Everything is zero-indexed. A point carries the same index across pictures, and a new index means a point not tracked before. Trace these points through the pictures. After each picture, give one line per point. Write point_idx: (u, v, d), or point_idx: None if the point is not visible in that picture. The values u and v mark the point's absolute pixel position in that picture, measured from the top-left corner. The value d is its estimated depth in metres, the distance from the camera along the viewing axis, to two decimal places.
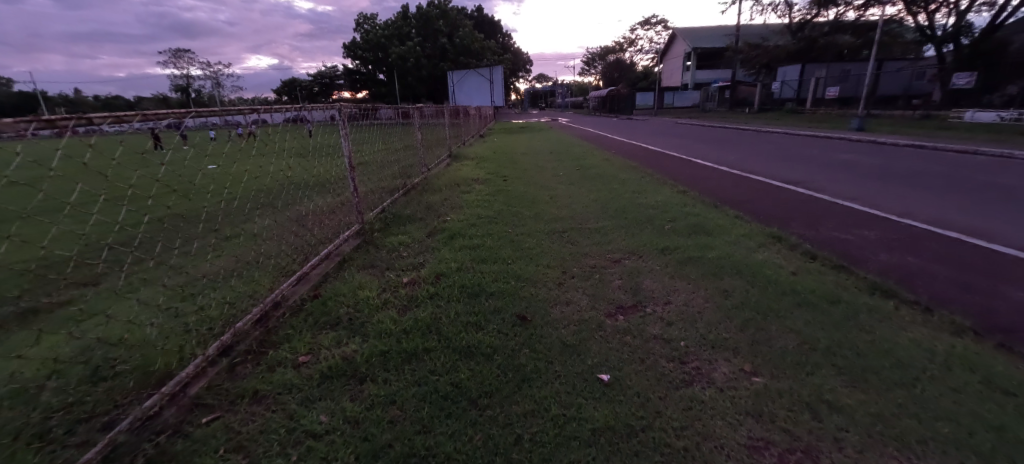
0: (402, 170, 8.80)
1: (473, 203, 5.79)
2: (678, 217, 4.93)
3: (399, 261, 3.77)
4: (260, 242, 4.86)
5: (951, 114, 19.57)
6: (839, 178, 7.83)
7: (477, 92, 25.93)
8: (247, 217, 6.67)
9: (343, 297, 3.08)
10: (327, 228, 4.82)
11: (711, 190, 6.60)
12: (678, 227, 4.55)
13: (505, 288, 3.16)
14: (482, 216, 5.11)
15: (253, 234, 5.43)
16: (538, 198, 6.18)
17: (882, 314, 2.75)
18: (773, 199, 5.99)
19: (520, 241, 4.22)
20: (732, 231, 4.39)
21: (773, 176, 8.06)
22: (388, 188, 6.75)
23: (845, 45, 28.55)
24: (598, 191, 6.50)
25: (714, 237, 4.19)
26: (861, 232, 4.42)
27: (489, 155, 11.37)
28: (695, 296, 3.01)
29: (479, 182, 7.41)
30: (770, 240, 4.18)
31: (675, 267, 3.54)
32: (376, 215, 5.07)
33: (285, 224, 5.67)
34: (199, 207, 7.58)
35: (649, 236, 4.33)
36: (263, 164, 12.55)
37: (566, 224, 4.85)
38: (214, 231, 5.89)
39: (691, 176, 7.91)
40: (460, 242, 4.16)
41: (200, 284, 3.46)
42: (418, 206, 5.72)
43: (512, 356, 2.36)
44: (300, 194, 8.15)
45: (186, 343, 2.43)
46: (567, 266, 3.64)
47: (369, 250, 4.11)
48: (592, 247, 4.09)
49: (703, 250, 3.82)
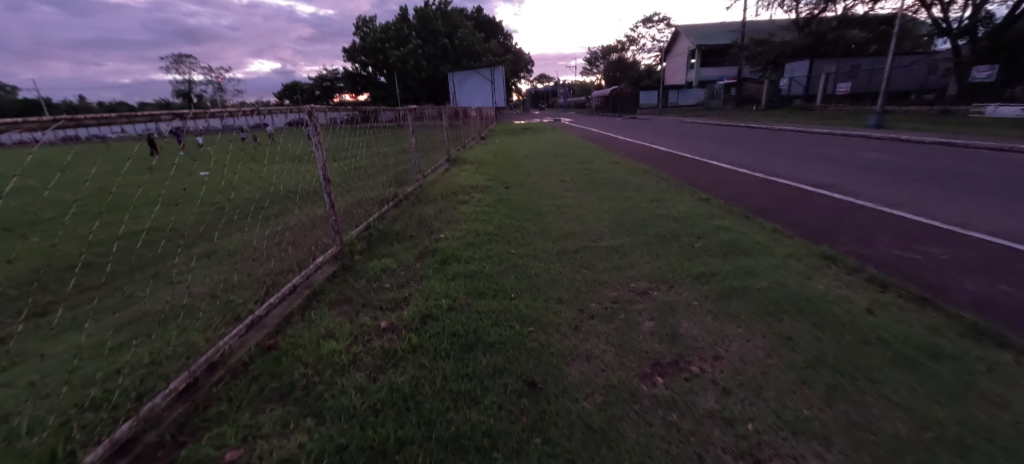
0: (396, 177, 8.19)
1: (471, 216, 5.15)
2: (708, 232, 4.24)
3: (378, 297, 3.11)
4: (228, 264, 4.25)
5: (972, 109, 18.74)
6: (873, 180, 7.13)
7: (477, 93, 25.33)
8: (225, 231, 6.08)
9: (302, 351, 2.42)
10: (303, 249, 4.19)
11: (738, 197, 5.91)
12: (711, 246, 3.86)
13: (508, 336, 2.49)
14: (480, 232, 4.47)
15: (225, 253, 4.83)
16: (544, 208, 5.54)
17: (1010, 375, 2.06)
18: (810, 207, 5.31)
19: (525, 266, 3.55)
20: (775, 250, 3.73)
21: (799, 179, 7.37)
22: (377, 199, 6.12)
23: (855, 40, 27.70)
24: (611, 200, 5.83)
25: (757, 260, 3.50)
26: (927, 250, 3.74)
27: (490, 159, 10.76)
28: (752, 348, 2.34)
29: (479, 191, 6.76)
30: (823, 264, 3.48)
31: (717, 302, 2.86)
32: (359, 233, 4.43)
33: (262, 241, 5.06)
34: (179, 219, 7.02)
35: (677, 258, 3.65)
36: (256, 170, 11.97)
37: (578, 242, 4.19)
38: (187, 249, 5.30)
39: (711, 180, 7.23)
40: (454, 269, 3.51)
41: (135, 329, 2.84)
42: (408, 221, 5.07)
43: (518, 451, 1.70)
44: (287, 205, 7.55)
45: (72, 437, 1.79)
46: (585, 301, 2.96)
47: (346, 280, 3.46)
48: (612, 273, 3.43)
49: (748, 278, 3.15)
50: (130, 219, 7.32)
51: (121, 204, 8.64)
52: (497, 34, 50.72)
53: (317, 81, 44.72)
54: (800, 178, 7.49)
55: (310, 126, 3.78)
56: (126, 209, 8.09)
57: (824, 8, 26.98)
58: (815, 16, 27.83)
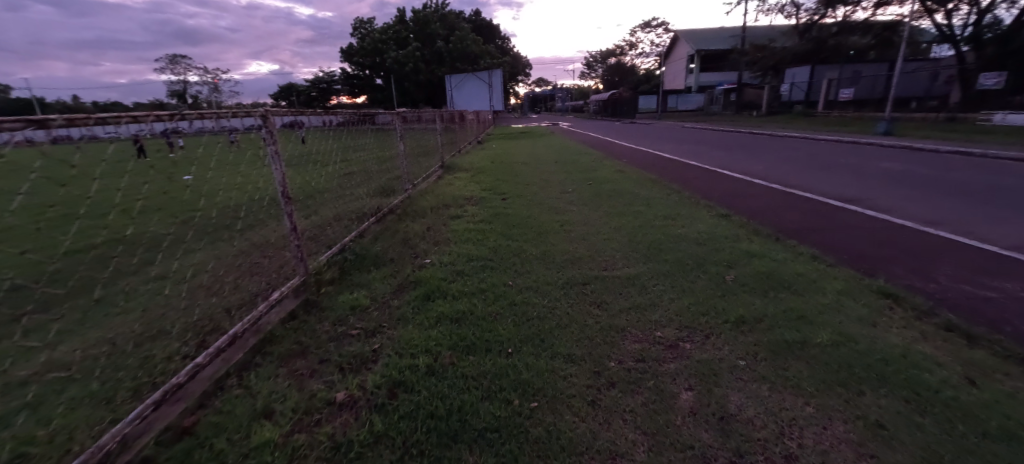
0: (383, 185, 7.59)
1: (462, 235, 4.55)
2: (737, 259, 3.64)
3: (341, 351, 2.48)
4: (178, 291, 3.63)
5: (980, 116, 18.32)
6: (901, 194, 6.57)
7: (475, 97, 24.80)
8: (193, 244, 5.48)
9: (223, 441, 1.78)
10: (266, 277, 3.57)
11: (760, 213, 5.34)
12: (745, 278, 3.25)
13: (502, 419, 1.86)
14: (471, 257, 3.87)
15: (181, 274, 4.21)
16: (543, 224, 4.94)
17: None
18: (844, 226, 4.72)
19: (525, 306, 2.93)
20: (824, 285, 3.14)
21: (821, 192, 6.80)
22: (360, 212, 5.52)
23: (857, 46, 27.38)
24: (619, 216, 5.24)
25: (805, 299, 2.90)
26: (1001, 285, 3.16)
27: (487, 166, 10.17)
28: (836, 444, 1.72)
29: (473, 203, 6.15)
30: (885, 304, 2.89)
31: (771, 363, 2.24)
32: (332, 257, 3.81)
33: (225, 260, 4.45)
34: (146, 230, 6.42)
35: (706, 294, 3.04)
36: (242, 176, 11.41)
37: (585, 271, 3.58)
38: (145, 266, 4.70)
39: (726, 192, 6.66)
40: (438, 309, 2.88)
41: (23, 394, 2.21)
42: (391, 241, 4.45)
43: None
44: (267, 214, 6.96)
45: None
46: (602, 359, 2.34)
47: (307, 322, 2.83)
48: (632, 316, 2.82)
49: (801, 326, 2.54)
50: (97, 229, 6.74)
51: (93, 212, 8.07)
52: (496, 38, 50.36)
53: (314, 83, 44.17)
54: (821, 190, 6.93)
55: (265, 131, 3.06)
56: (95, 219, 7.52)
57: (825, 13, 26.69)
58: (816, 22, 27.55)
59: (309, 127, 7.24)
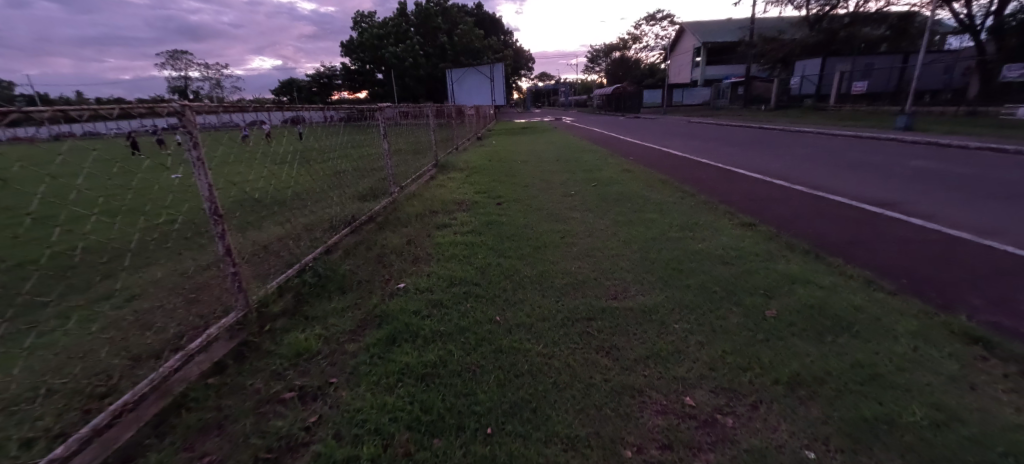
0: (371, 186, 7.01)
1: (447, 250, 3.94)
2: (775, 286, 3.00)
3: (265, 426, 1.86)
4: (106, 318, 3.06)
5: (1003, 109, 17.47)
6: (940, 197, 5.91)
7: (477, 91, 24.17)
8: (155, 251, 4.94)
9: None
10: (206, 306, 2.97)
11: (789, 221, 4.68)
12: (790, 313, 2.61)
13: None
14: (453, 279, 3.25)
15: (125, 289, 3.66)
16: (541, 235, 4.34)
17: None
18: (889, 238, 4.06)
19: (515, 354, 2.31)
20: (891, 326, 2.50)
21: (849, 195, 6.14)
22: (339, 219, 4.94)
23: (870, 37, 26.46)
24: (628, 224, 4.61)
25: (871, 349, 2.27)
26: None
27: (484, 164, 9.58)
28: None
29: (465, 210, 5.52)
30: (977, 354, 2.25)
31: (850, 459, 1.61)
32: (286, 281, 3.19)
33: (179, 275, 3.90)
34: (116, 234, 5.93)
35: (743, 336, 2.41)
36: (232, 175, 10.92)
37: (590, 300, 2.94)
38: (95, 277, 4.15)
39: (746, 195, 6.01)
40: (403, 360, 2.25)
41: None
42: (364, 257, 3.85)
43: None
44: (244, 214, 6.41)
45: None
46: (614, 444, 1.71)
47: (235, 377, 2.22)
48: (651, 370, 2.19)
49: (879, 397, 1.91)
50: (63, 231, 6.23)
51: (67, 214, 7.58)
52: (498, 33, 49.62)
53: (313, 78, 43.51)
54: (851, 193, 6.26)
55: (185, 130, 2.33)
56: (69, 220, 7.02)
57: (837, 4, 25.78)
58: (826, 13, 26.72)
59: (311, 123, 6.92)
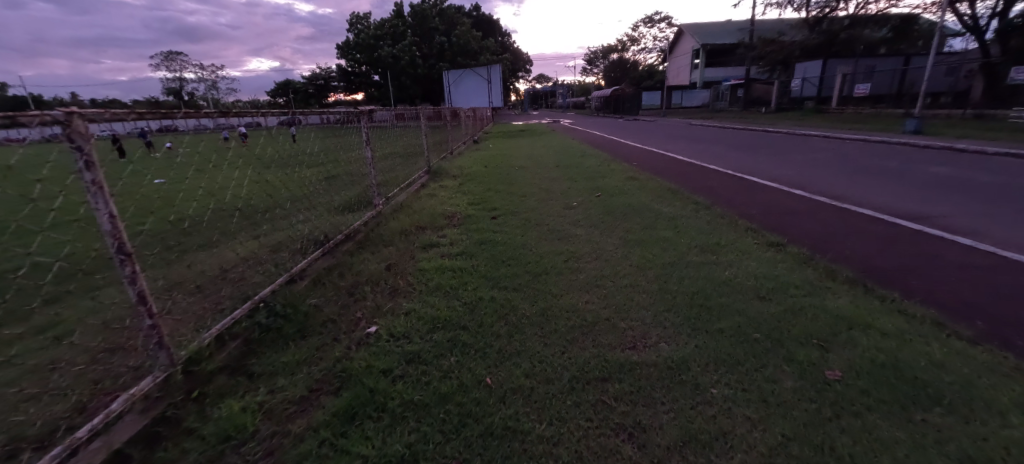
0: (356, 196, 6.47)
1: (431, 278, 3.37)
2: (828, 333, 2.44)
3: None
4: (14, 366, 2.51)
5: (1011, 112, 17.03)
6: (977, 210, 5.37)
7: (474, 92, 23.62)
8: (110, 271, 4.40)
9: None
10: (131, 357, 2.42)
11: (822, 240, 4.15)
12: (858, 376, 2.06)
13: None
14: (435, 321, 2.70)
15: (58, 323, 3.15)
16: (540, 259, 3.77)
17: None
18: (941, 262, 3.52)
19: (509, 441, 1.75)
20: (990, 393, 1.95)
21: (877, 207, 5.60)
22: (312, 237, 4.39)
23: (873, 39, 26.05)
24: (641, 244, 4.06)
25: (976, 434, 1.72)
26: None
27: (479, 170, 9.03)
28: None
29: (456, 225, 4.96)
30: None
31: None
32: (232, 325, 2.62)
33: (122, 305, 3.37)
34: (76, 248, 5.43)
35: (803, 411, 1.87)
36: (218, 180, 10.40)
37: (603, 351, 2.39)
38: (32, 302, 3.61)
39: (765, 207, 5.48)
40: (359, 452, 1.70)
41: None
42: (335, 287, 3.30)
43: None
44: (220, 226, 5.89)
45: None
46: None
47: None
48: None
49: None
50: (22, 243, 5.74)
51: (33, 223, 7.09)
52: (495, 35, 49.22)
53: (309, 79, 42.96)
54: (877, 204, 5.73)
55: (71, 146, 1.74)
56: (34, 230, 6.52)
57: (837, 6, 25.43)
58: (827, 15, 26.36)
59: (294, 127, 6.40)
